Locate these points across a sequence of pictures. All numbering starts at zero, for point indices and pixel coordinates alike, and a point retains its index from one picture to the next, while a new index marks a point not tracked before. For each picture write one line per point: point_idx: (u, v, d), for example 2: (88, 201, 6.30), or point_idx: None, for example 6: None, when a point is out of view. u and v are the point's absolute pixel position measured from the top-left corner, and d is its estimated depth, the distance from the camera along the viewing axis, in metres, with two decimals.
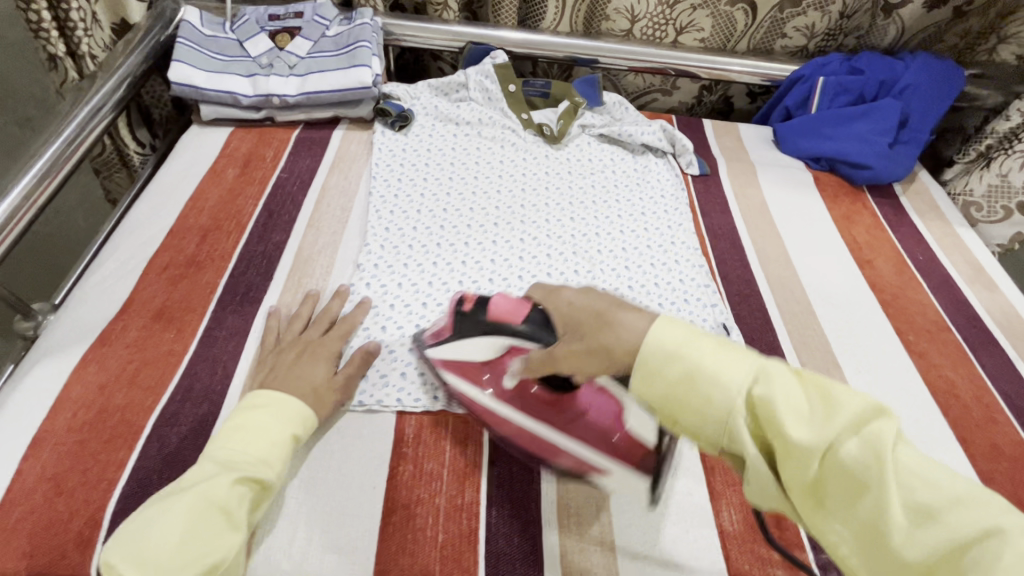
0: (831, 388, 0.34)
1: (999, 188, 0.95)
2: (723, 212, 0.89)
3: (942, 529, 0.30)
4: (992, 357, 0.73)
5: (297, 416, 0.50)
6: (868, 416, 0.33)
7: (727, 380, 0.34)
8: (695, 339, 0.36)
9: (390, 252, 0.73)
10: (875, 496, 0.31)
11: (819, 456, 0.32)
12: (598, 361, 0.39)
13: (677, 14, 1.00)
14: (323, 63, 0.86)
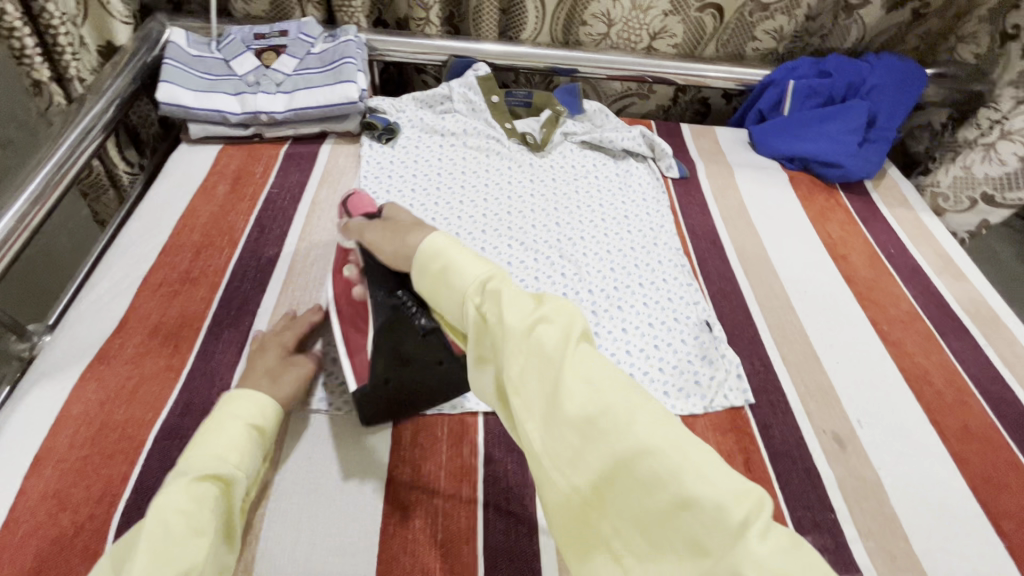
0: (546, 298, 0.44)
1: (963, 179, 0.99)
2: (702, 212, 0.92)
3: (593, 390, 0.38)
4: (961, 342, 0.77)
5: (255, 408, 0.51)
6: (566, 317, 0.42)
7: (469, 275, 0.46)
8: (454, 246, 0.49)
9: None
10: (555, 370, 0.39)
11: (518, 334, 0.41)
12: (393, 240, 0.54)
13: (650, 20, 1.04)
14: (309, 80, 0.88)
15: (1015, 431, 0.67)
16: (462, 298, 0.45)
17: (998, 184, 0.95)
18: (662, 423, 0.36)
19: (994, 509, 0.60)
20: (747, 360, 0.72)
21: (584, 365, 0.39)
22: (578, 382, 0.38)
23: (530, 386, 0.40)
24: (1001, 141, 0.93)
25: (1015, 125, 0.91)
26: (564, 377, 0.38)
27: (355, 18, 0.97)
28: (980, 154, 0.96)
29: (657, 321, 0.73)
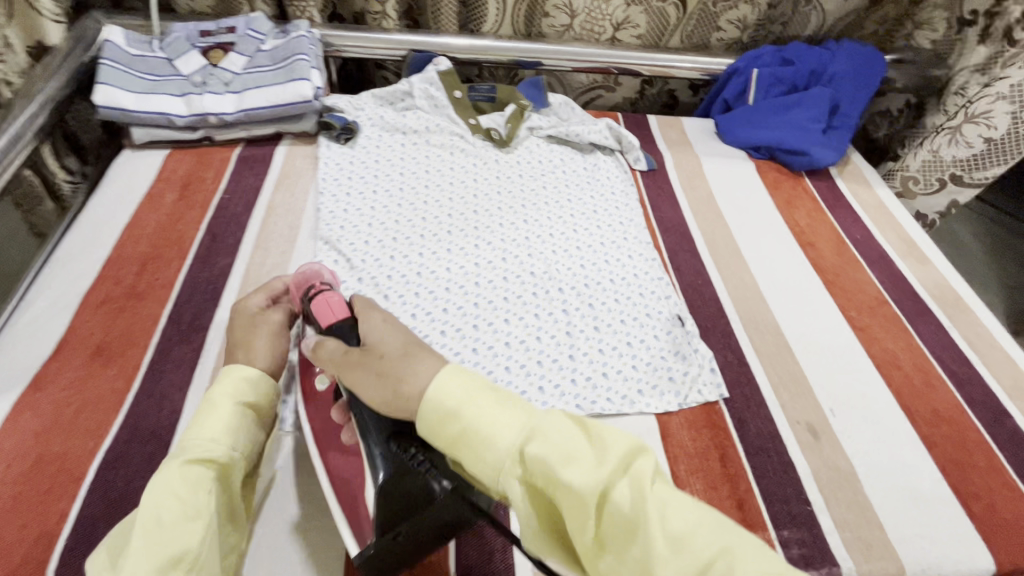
0: (596, 429, 0.36)
1: (932, 163, 1.02)
2: (672, 205, 0.91)
3: (694, 556, 0.31)
4: (926, 325, 0.78)
5: (245, 383, 0.49)
6: (629, 454, 0.35)
7: (505, 438, 0.36)
8: (469, 388, 0.38)
9: (344, 266, 0.72)
10: (647, 544, 0.31)
11: (587, 498, 0.33)
12: (385, 382, 0.42)
13: (613, 11, 1.02)
14: (260, 78, 0.84)
15: (981, 411, 0.69)
16: (503, 472, 0.36)
17: (965, 166, 0.98)
18: (766, 559, 0.31)
19: (963, 490, 0.60)
20: (720, 354, 0.71)
21: (669, 517, 0.32)
22: (670, 541, 0.31)
23: (617, 560, 0.32)
24: (966, 124, 0.95)
25: (979, 108, 0.93)
26: (655, 541, 0.31)
27: (308, 13, 0.94)
28: (947, 137, 0.98)
29: (629, 317, 0.72)
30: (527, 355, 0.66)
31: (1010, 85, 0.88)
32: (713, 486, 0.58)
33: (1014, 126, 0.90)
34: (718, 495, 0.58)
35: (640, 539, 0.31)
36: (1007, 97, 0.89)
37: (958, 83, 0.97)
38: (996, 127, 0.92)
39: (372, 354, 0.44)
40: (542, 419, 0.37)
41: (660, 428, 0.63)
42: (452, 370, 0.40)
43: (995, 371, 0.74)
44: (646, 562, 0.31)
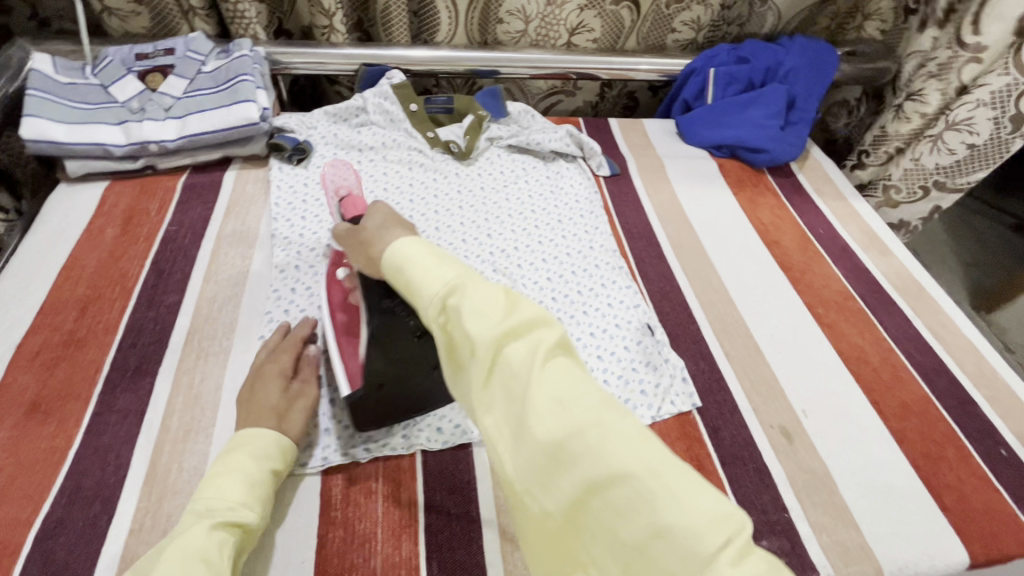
0: (517, 304, 0.40)
1: (915, 171, 1.00)
2: (637, 210, 0.90)
3: (564, 413, 0.35)
4: (891, 317, 0.79)
5: (277, 451, 0.50)
6: (538, 325, 0.39)
7: (432, 291, 0.41)
8: (419, 250, 0.44)
9: (302, 294, 0.69)
10: (523, 392, 0.36)
11: (485, 350, 0.38)
12: (369, 248, 0.50)
13: (566, 15, 1.01)
14: (202, 101, 0.80)
15: (947, 400, 0.69)
16: (426, 316, 0.41)
17: (949, 173, 0.97)
18: (640, 442, 0.33)
19: (935, 484, 0.61)
20: (691, 361, 0.70)
21: (552, 385, 0.36)
22: (548, 402, 0.35)
23: (501, 407, 0.37)
24: (947, 132, 0.93)
25: (960, 115, 0.91)
26: (530, 398, 0.35)
27: (252, 30, 0.90)
28: (928, 145, 0.97)
29: (599, 328, 0.70)
30: None
31: (991, 91, 0.87)
32: None
33: (996, 131, 0.89)
34: None
35: (522, 392, 0.36)
36: (988, 104, 0.87)
37: (921, 93, 0.94)
38: (979, 133, 0.90)
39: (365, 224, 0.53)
40: (470, 283, 0.42)
41: None
42: (414, 239, 0.46)
43: (958, 358, 0.75)
44: (522, 412, 0.36)
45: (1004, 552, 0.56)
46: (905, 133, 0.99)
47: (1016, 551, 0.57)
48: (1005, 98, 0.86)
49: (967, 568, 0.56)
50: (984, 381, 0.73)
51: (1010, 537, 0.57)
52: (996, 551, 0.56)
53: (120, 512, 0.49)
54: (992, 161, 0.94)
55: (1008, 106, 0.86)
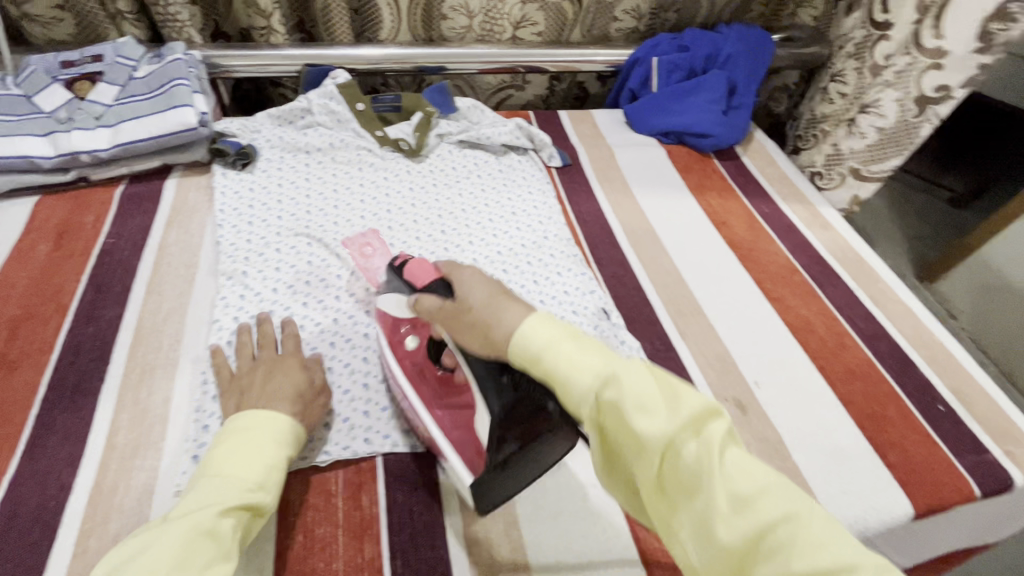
0: (677, 390, 0.38)
1: (833, 156, 1.07)
2: (589, 199, 0.91)
3: (756, 519, 0.33)
4: (834, 289, 0.82)
5: (290, 437, 0.48)
6: (706, 416, 0.37)
7: (582, 384, 0.39)
8: (554, 336, 0.41)
9: (252, 300, 0.67)
10: (706, 494, 0.35)
11: (656, 448, 0.36)
12: (479, 332, 0.45)
13: (508, 9, 1.01)
14: (135, 108, 0.77)
15: (889, 363, 0.73)
16: (579, 413, 0.39)
17: (865, 160, 1.01)
18: (835, 542, 0.32)
19: (880, 443, 0.64)
20: (647, 343, 0.72)
21: (735, 482, 0.35)
22: (728, 502, 0.34)
23: (681, 506, 0.37)
24: (861, 116, 1.00)
25: (871, 98, 0.97)
26: (714, 499, 0.34)
27: (186, 33, 0.87)
28: (845, 129, 1.04)
29: (555, 316, 0.70)
30: None
31: (895, 73, 0.92)
32: None
33: (902, 115, 0.94)
34: None
35: (704, 490, 0.35)
36: (893, 85, 0.93)
37: (842, 73, 1.03)
38: (886, 117, 0.95)
39: (460, 301, 0.47)
40: (622, 370, 0.39)
41: None
42: (541, 321, 0.42)
43: (897, 323, 0.79)
44: (707, 514, 0.35)
45: (943, 501, 0.60)
46: (831, 114, 1.07)
47: (954, 499, 0.60)
48: (906, 80, 0.91)
49: (911, 519, 0.59)
50: (922, 343, 0.77)
51: (949, 487, 0.61)
52: (936, 501, 0.60)
53: (63, 536, 0.47)
54: (904, 148, 0.97)
55: (909, 87, 0.91)
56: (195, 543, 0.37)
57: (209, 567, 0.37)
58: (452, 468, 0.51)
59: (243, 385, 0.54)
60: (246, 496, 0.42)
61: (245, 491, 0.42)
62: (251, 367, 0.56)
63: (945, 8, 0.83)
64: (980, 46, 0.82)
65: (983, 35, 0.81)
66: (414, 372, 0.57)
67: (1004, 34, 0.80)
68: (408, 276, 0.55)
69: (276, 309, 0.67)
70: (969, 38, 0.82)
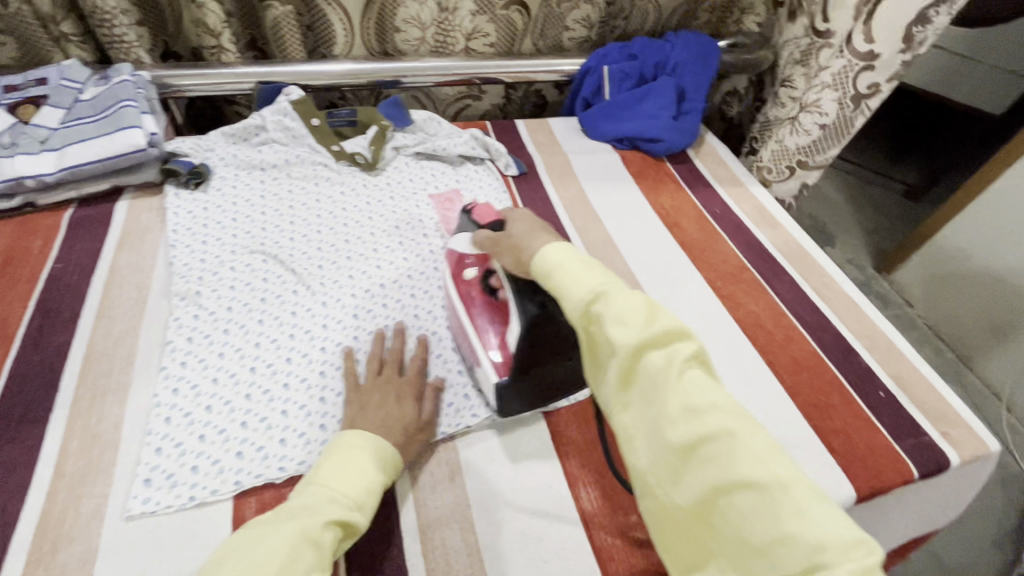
0: (658, 313, 0.45)
1: (780, 152, 1.12)
2: (546, 206, 0.93)
3: (702, 425, 0.39)
4: (782, 284, 0.86)
5: (390, 466, 0.52)
6: (678, 338, 0.44)
7: (575, 294, 0.46)
8: (562, 256, 0.49)
9: (206, 319, 0.67)
10: (661, 400, 0.41)
11: (626, 353, 0.43)
12: (515, 249, 0.57)
13: (459, 21, 1.03)
14: (81, 131, 0.77)
15: (833, 353, 0.76)
16: (571, 317, 0.47)
17: (808, 151, 1.07)
18: (770, 456, 0.37)
19: (825, 431, 0.67)
20: None
21: (689, 394, 0.41)
22: (681, 410, 0.40)
23: (639, 408, 0.43)
24: (803, 114, 1.04)
25: (811, 97, 1.02)
26: (668, 405, 0.41)
27: (134, 53, 0.87)
28: (789, 127, 1.08)
29: None
30: None
31: (832, 74, 0.97)
32: (603, 476, 0.60)
33: (842, 111, 0.99)
34: (609, 483, 0.59)
35: (660, 395, 0.41)
36: (831, 86, 0.98)
37: (790, 79, 1.07)
38: (827, 114, 1.01)
39: (508, 232, 0.59)
40: (615, 288, 0.46)
41: (550, 429, 0.64)
42: (560, 245, 0.51)
43: (841, 315, 0.82)
44: (659, 415, 0.41)
45: (883, 484, 0.63)
46: (781, 117, 1.11)
47: (894, 481, 0.63)
48: (843, 80, 0.96)
49: (854, 503, 0.62)
50: (865, 333, 0.80)
51: (890, 470, 0.64)
52: (876, 485, 0.63)
53: (9, 569, 0.46)
54: (844, 138, 1.02)
55: (846, 87, 0.96)
56: (301, 548, 0.42)
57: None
58: (482, 371, 0.62)
59: (360, 399, 0.58)
60: (348, 513, 0.47)
61: (347, 511, 0.47)
62: (367, 384, 0.60)
63: (873, 13, 0.87)
64: (904, 47, 0.87)
65: (906, 38, 0.85)
66: (467, 297, 0.67)
67: (924, 34, 0.84)
68: (476, 218, 0.69)
69: (232, 327, 0.67)
70: (895, 41, 0.87)
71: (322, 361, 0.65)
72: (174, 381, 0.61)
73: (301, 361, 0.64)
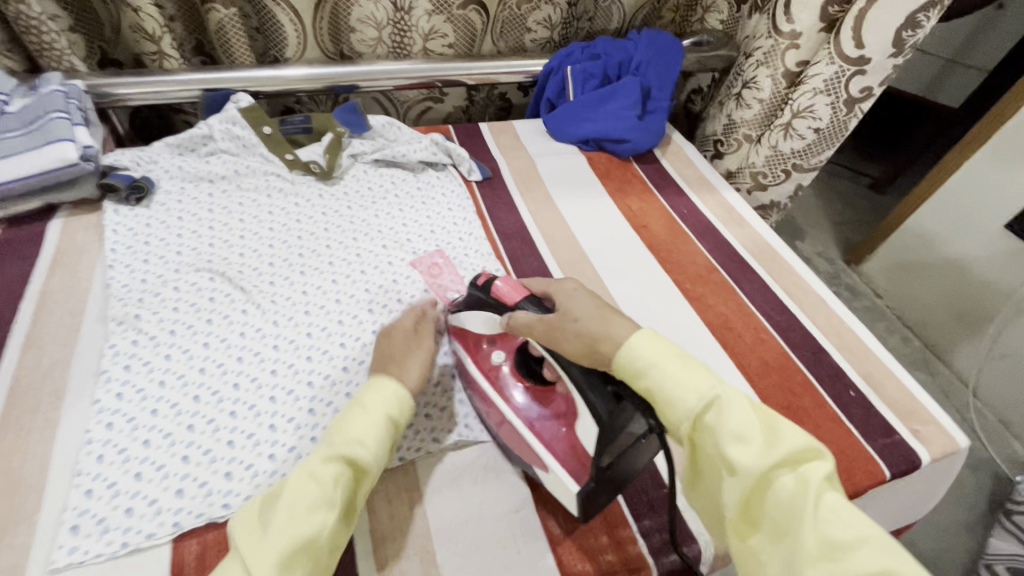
0: (778, 429, 0.45)
1: (774, 158, 1.09)
2: (511, 211, 0.91)
3: (845, 565, 0.38)
4: (751, 284, 0.84)
5: (397, 402, 0.52)
6: (805, 457, 0.43)
7: (685, 405, 0.46)
8: (658, 353, 0.48)
9: (147, 345, 0.63)
10: (796, 529, 0.41)
11: (751, 475, 0.43)
12: (580, 339, 0.51)
13: (416, 20, 0.99)
14: (6, 145, 0.71)
15: (804, 354, 0.75)
16: (679, 431, 0.47)
17: (804, 154, 1.06)
18: None
19: None
20: None
21: (828, 525, 0.40)
22: (819, 544, 0.39)
23: (772, 537, 0.43)
24: (795, 120, 1.02)
25: (803, 103, 0.99)
26: (803, 536, 0.40)
27: (66, 61, 0.82)
28: (781, 133, 1.05)
29: None
30: None
31: (823, 81, 0.95)
32: None
33: (835, 114, 0.98)
34: None
35: (797, 524, 0.41)
36: (824, 91, 0.96)
37: (755, 80, 1.05)
38: (822, 118, 0.99)
39: (568, 314, 0.53)
40: (728, 401, 0.46)
41: None
42: (648, 339, 0.49)
43: (810, 314, 0.82)
44: (795, 550, 0.41)
45: (855, 487, 0.62)
46: (749, 119, 1.09)
47: (866, 483, 0.62)
48: (835, 86, 0.95)
49: None
50: (833, 332, 0.80)
51: (861, 470, 0.63)
52: (849, 488, 0.62)
53: None
54: (837, 140, 1.03)
55: (840, 92, 0.95)
56: (303, 487, 0.45)
57: (313, 508, 0.44)
58: (553, 475, 0.52)
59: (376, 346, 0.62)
60: (346, 449, 0.47)
61: (343, 447, 0.47)
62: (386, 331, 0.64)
63: (863, 21, 0.87)
64: (895, 51, 0.88)
65: (897, 42, 0.87)
66: (498, 381, 0.60)
67: (913, 38, 0.87)
68: (494, 293, 0.58)
69: (175, 353, 0.62)
70: (886, 45, 0.88)
71: (273, 386, 0.61)
72: (108, 414, 0.56)
73: (250, 388, 0.60)
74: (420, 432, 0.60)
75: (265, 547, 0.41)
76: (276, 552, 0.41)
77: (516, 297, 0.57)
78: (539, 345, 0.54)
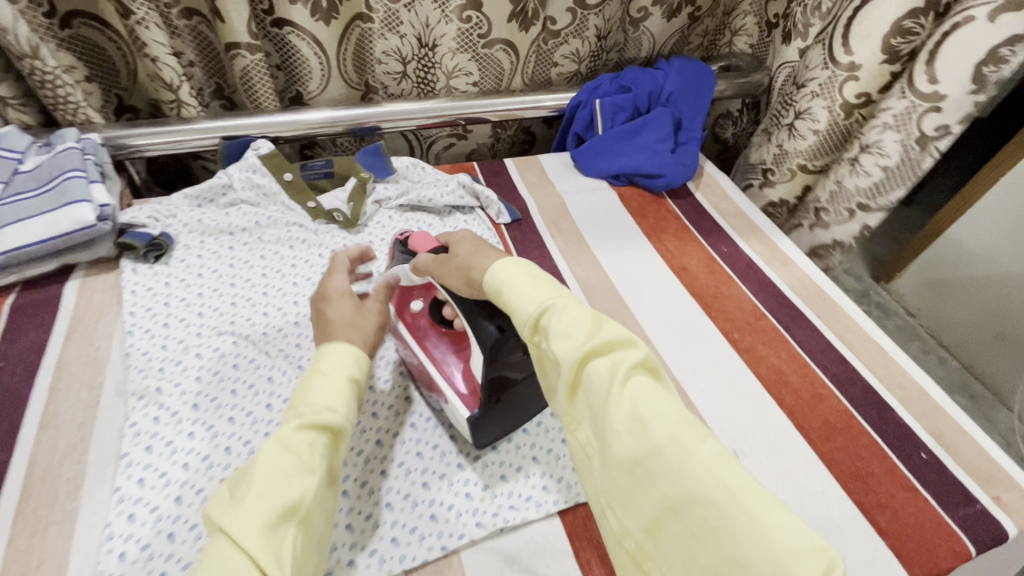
0: (605, 323, 0.44)
1: (839, 193, 0.97)
2: (543, 255, 0.86)
3: (645, 439, 0.38)
4: (803, 330, 0.79)
5: (354, 363, 0.52)
6: (626, 347, 0.43)
7: (522, 311, 0.45)
8: (510, 270, 0.48)
9: (168, 422, 0.59)
10: (606, 414, 0.40)
11: (570, 367, 0.42)
12: (457, 269, 0.54)
13: (440, 58, 0.95)
14: (21, 208, 0.68)
15: (867, 410, 0.70)
16: (521, 334, 0.46)
17: (870, 193, 0.92)
18: (718, 466, 0.36)
19: (872, 508, 0.60)
20: None
21: (635, 403, 0.40)
22: (625, 422, 0.39)
23: (590, 425, 0.43)
24: (863, 155, 0.89)
25: (871, 138, 0.87)
26: (612, 419, 0.40)
27: (82, 113, 0.79)
28: (847, 168, 0.93)
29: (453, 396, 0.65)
30: (407, 480, 0.58)
31: (894, 115, 0.83)
32: None
33: (906, 152, 0.85)
34: None
35: (604, 409, 0.41)
36: (894, 127, 0.84)
37: (809, 112, 0.92)
38: (889, 155, 0.87)
39: (453, 254, 0.56)
40: (567, 304, 0.45)
41: (567, 528, 0.57)
42: (511, 262, 0.49)
43: (868, 363, 0.76)
44: (605, 429, 0.41)
45: (942, 568, 0.56)
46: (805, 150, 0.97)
47: (952, 562, 0.56)
48: (905, 122, 0.83)
49: None
50: (897, 384, 0.74)
51: (945, 547, 0.57)
52: (935, 569, 0.56)
53: None
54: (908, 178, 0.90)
55: (910, 128, 0.83)
56: (277, 453, 0.42)
57: (291, 475, 0.41)
58: (451, 406, 0.58)
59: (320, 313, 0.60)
60: (319, 415, 0.45)
61: (315, 414, 0.45)
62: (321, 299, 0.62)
63: (940, 46, 0.75)
64: (974, 87, 0.75)
65: (975, 78, 0.74)
66: (414, 327, 0.64)
67: (997, 75, 0.73)
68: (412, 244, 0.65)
69: (198, 430, 0.58)
70: (963, 80, 0.75)
71: None
72: (129, 505, 0.52)
73: None
74: (463, 514, 0.56)
75: (249, 515, 0.38)
76: (261, 515, 0.38)
77: (426, 247, 0.64)
78: (437, 285, 0.59)
